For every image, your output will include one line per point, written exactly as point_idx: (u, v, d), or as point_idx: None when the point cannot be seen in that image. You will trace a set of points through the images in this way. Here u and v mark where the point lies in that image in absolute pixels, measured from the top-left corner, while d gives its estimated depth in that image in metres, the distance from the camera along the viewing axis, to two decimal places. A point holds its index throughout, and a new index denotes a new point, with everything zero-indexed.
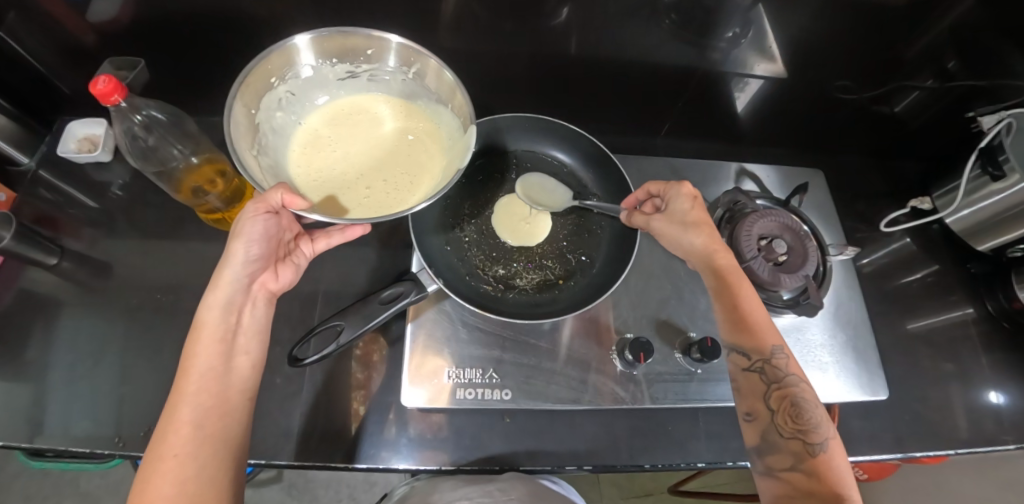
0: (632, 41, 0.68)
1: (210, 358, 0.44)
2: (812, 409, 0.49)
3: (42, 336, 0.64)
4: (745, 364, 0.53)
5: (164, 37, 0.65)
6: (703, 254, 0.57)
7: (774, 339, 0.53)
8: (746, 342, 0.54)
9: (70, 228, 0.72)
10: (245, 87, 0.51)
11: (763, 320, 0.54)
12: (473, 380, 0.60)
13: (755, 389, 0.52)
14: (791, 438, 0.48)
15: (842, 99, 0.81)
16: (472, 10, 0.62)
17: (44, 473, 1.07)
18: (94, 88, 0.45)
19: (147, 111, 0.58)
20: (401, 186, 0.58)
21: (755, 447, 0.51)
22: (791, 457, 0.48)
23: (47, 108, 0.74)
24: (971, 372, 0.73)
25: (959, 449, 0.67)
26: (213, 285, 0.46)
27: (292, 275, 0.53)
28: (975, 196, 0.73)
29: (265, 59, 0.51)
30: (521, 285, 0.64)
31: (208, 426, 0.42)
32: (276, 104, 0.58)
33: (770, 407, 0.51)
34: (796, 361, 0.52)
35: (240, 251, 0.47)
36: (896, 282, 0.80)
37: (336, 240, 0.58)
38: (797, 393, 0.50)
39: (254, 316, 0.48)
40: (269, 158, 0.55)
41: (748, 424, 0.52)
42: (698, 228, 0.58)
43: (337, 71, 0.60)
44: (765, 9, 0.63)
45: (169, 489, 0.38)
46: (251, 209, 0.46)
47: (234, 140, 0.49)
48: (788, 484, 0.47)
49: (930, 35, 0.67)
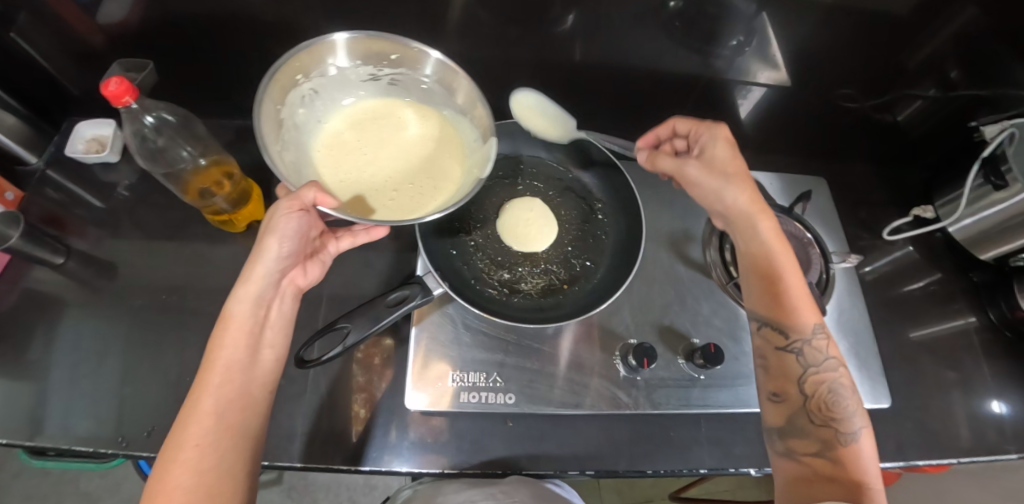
0: (636, 48, 0.68)
1: (236, 351, 0.44)
2: (845, 399, 0.51)
3: (47, 335, 0.65)
4: (781, 343, 0.54)
5: (173, 39, 0.65)
6: (744, 212, 0.56)
7: (815, 320, 0.54)
8: (788, 321, 0.54)
9: (76, 228, 0.72)
10: (272, 83, 0.52)
11: (803, 301, 0.55)
12: (476, 384, 0.60)
13: (789, 371, 0.53)
14: (821, 425, 0.50)
15: (846, 107, 0.81)
16: (479, 16, 0.62)
17: (44, 473, 1.07)
18: (105, 89, 0.45)
19: (157, 113, 0.59)
20: (425, 191, 0.59)
21: (776, 428, 0.52)
22: (817, 442, 0.49)
23: (56, 108, 0.74)
24: (974, 381, 0.73)
25: (962, 458, 0.67)
26: (245, 279, 0.46)
27: (318, 272, 0.54)
28: (978, 204, 0.73)
29: (293, 55, 0.52)
30: (526, 289, 0.65)
31: (229, 419, 0.42)
32: (299, 101, 0.58)
33: (802, 391, 0.52)
34: (835, 349, 0.54)
35: (273, 247, 0.46)
36: (898, 290, 0.80)
37: (360, 240, 0.58)
38: (834, 382, 0.52)
39: (280, 311, 0.49)
40: (291, 153, 0.56)
41: (774, 404, 0.53)
42: (738, 181, 0.55)
43: (360, 73, 0.61)
44: (769, 18, 0.64)
45: (189, 478, 0.39)
46: (285, 206, 0.45)
47: (260, 133, 0.49)
48: (808, 467, 0.48)
49: (933, 45, 0.67)
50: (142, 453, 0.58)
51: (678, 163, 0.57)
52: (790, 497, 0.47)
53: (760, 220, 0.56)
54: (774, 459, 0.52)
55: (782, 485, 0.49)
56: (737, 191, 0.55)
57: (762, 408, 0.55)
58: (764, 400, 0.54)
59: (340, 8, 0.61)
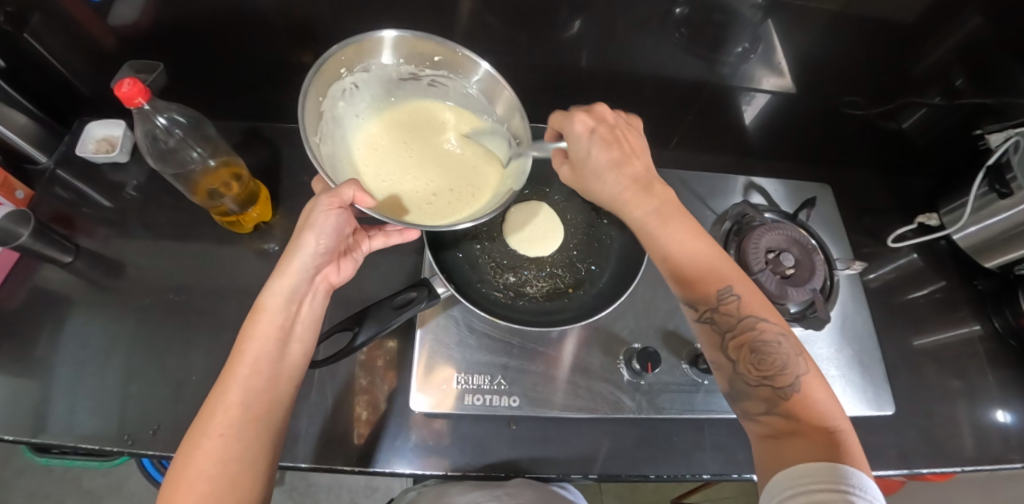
0: (642, 54, 0.69)
1: (266, 343, 0.45)
2: (777, 347, 0.46)
3: (55, 333, 0.65)
4: (694, 316, 0.50)
5: (183, 41, 0.66)
6: (619, 201, 0.53)
7: (720, 280, 0.49)
8: (687, 294, 0.50)
9: (85, 227, 0.73)
10: (318, 75, 0.52)
11: (702, 266, 0.50)
12: (480, 386, 0.61)
13: (712, 339, 0.49)
14: (760, 385, 0.46)
15: (852, 114, 0.81)
16: (487, 21, 0.63)
17: (47, 471, 1.08)
18: (119, 91, 0.46)
19: (169, 115, 0.60)
20: (461, 196, 0.60)
21: (730, 396, 0.49)
22: (765, 402, 0.46)
23: (67, 108, 0.75)
24: (978, 389, 0.73)
25: (966, 467, 0.67)
26: (281, 272, 0.47)
27: (350, 270, 0.55)
28: (983, 213, 0.73)
29: (342, 49, 0.52)
30: (531, 292, 0.65)
31: (254, 410, 0.42)
32: (339, 95, 0.58)
33: (731, 355, 0.48)
34: (749, 296, 0.48)
35: (310, 243, 0.47)
36: (902, 297, 0.80)
37: (392, 241, 0.60)
38: (756, 336, 0.47)
39: (311, 307, 0.49)
40: (328, 146, 0.55)
41: (718, 373, 0.51)
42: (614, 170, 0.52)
43: (401, 72, 0.61)
44: (774, 25, 0.64)
45: (211, 467, 0.38)
46: (325, 202, 0.46)
47: (303, 125, 0.49)
48: (766, 427, 0.45)
49: (937, 54, 0.68)
50: (147, 452, 0.58)
51: (562, 164, 0.56)
52: (758, 465, 0.43)
53: (631, 204, 0.53)
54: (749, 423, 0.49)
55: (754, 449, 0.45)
56: (618, 178, 0.52)
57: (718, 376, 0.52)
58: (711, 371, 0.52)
59: (350, 12, 0.61)
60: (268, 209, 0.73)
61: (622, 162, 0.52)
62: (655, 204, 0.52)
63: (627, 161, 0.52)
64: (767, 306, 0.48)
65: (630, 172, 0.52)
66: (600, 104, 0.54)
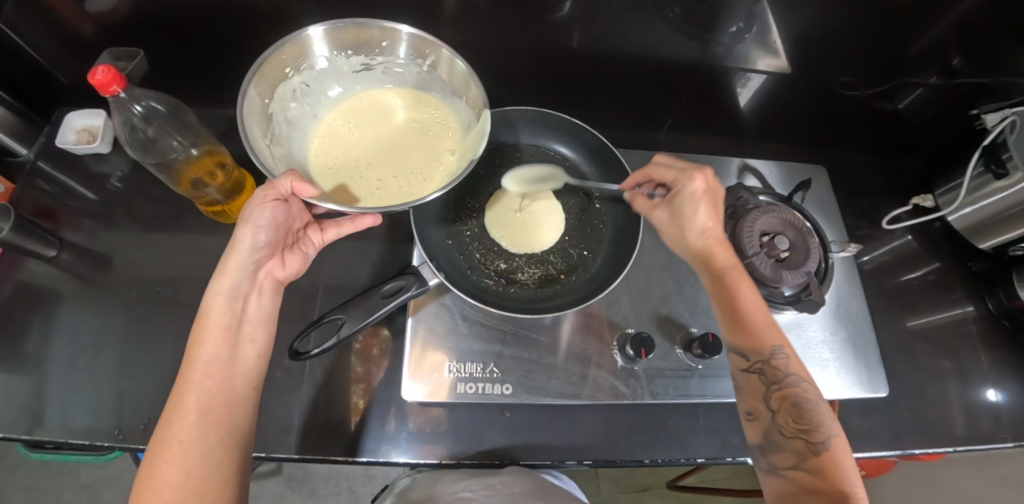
0: (634, 34, 0.68)
1: (215, 349, 0.45)
2: (817, 407, 0.50)
3: (41, 328, 0.64)
4: (745, 365, 0.54)
5: (162, 27, 0.64)
6: (700, 254, 0.58)
7: (777, 339, 0.53)
8: (746, 344, 0.54)
9: (69, 220, 0.71)
10: (259, 76, 0.51)
11: (763, 320, 0.55)
12: (472, 374, 0.60)
13: (756, 389, 0.52)
14: (794, 438, 0.49)
15: (847, 95, 0.81)
16: (474, 2, 0.61)
17: (43, 466, 1.07)
18: (92, 78, 0.44)
19: (147, 102, 0.57)
20: (413, 181, 0.58)
21: (757, 446, 0.52)
22: (795, 456, 0.48)
23: (45, 99, 0.73)
24: (970, 370, 0.73)
25: (958, 447, 0.67)
26: (221, 272, 0.47)
27: (298, 264, 0.54)
28: (978, 193, 0.73)
29: (280, 47, 0.51)
30: (522, 279, 0.64)
31: (214, 412, 0.43)
32: (290, 96, 0.58)
33: (770, 407, 0.51)
34: (798, 361, 0.53)
35: (247, 237, 0.47)
36: (895, 280, 0.80)
37: (346, 230, 0.57)
38: (799, 395, 0.51)
39: (260, 305, 0.49)
40: (281, 148, 0.55)
41: (750, 424, 0.52)
42: (700, 230, 0.58)
43: (351, 64, 0.60)
44: (768, 4, 0.63)
45: (176, 476, 0.39)
46: (260, 196, 0.47)
47: (246, 127, 0.49)
48: (791, 482, 0.47)
49: (936, 31, 0.67)
50: (139, 445, 0.58)
51: (654, 210, 0.61)
52: None
53: (718, 253, 0.58)
54: (764, 478, 0.51)
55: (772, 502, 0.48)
56: (704, 236, 0.58)
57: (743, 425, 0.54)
58: (742, 421, 0.53)
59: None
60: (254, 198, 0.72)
61: (710, 229, 0.58)
62: (735, 261, 0.58)
63: (710, 226, 0.58)
64: (810, 374, 0.52)
65: (716, 235, 0.58)
66: (709, 169, 0.58)
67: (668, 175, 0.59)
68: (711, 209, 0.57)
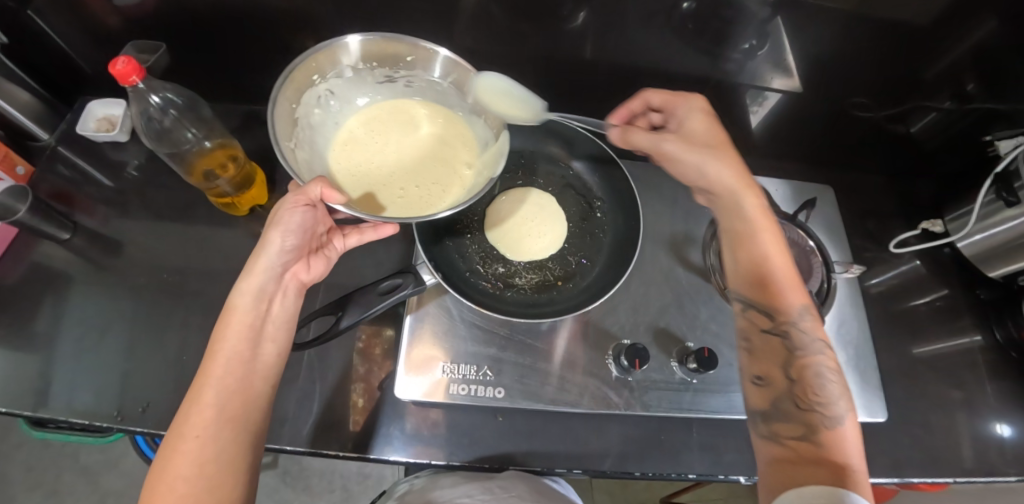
0: (646, 47, 0.68)
1: (237, 345, 0.45)
2: (833, 383, 0.49)
3: (51, 309, 0.66)
4: (766, 325, 0.52)
5: (184, 22, 0.66)
6: (724, 186, 0.56)
7: (802, 302, 0.52)
8: (770, 300, 0.52)
9: (84, 205, 0.73)
10: (287, 83, 0.52)
11: (789, 278, 0.53)
12: (467, 376, 0.60)
13: (773, 353, 0.51)
14: (805, 408, 0.47)
15: (859, 116, 0.80)
16: (487, 10, 0.62)
17: (45, 445, 1.09)
18: (113, 68, 0.45)
19: (164, 93, 0.59)
20: (432, 192, 0.60)
21: (760, 413, 0.50)
22: (802, 426, 0.47)
23: (70, 86, 0.75)
24: (976, 400, 0.72)
25: (959, 478, 0.66)
26: (249, 271, 0.47)
27: (322, 268, 0.55)
28: (988, 221, 0.72)
29: (311, 56, 0.52)
30: (520, 283, 0.65)
31: (230, 410, 0.43)
32: (314, 102, 0.59)
33: (787, 375, 0.50)
34: (821, 331, 0.52)
35: (276, 240, 0.48)
36: (902, 305, 0.78)
37: (367, 237, 0.60)
38: (820, 367, 0.50)
39: (282, 306, 0.50)
40: (305, 152, 0.56)
41: (759, 389, 0.51)
42: (717, 154, 0.56)
43: (375, 75, 0.61)
44: (782, 22, 0.63)
45: (188, 469, 0.40)
46: (291, 200, 0.47)
47: (275, 132, 0.50)
48: (790, 450, 0.45)
49: (951, 56, 0.66)
50: (137, 428, 0.59)
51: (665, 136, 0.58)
52: (769, 481, 0.44)
53: (743, 189, 0.55)
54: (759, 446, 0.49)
55: (762, 467, 0.46)
56: (727, 165, 0.56)
57: (746, 392, 0.53)
58: (748, 384, 0.52)
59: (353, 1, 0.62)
60: (264, 192, 0.73)
61: (724, 151, 0.57)
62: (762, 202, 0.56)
63: (722, 149, 0.57)
64: (831, 348, 0.51)
65: (736, 167, 0.56)
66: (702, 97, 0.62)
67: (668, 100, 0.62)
68: (715, 129, 0.59)
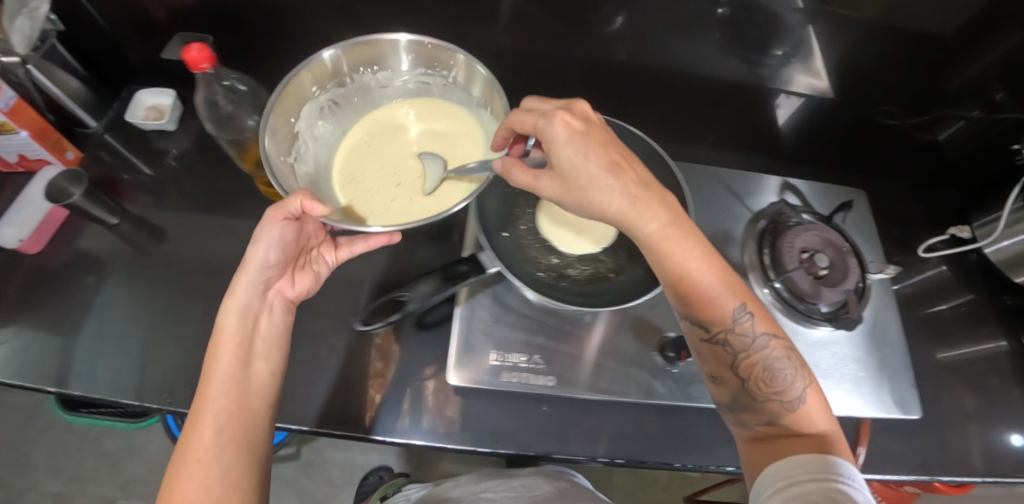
0: (681, 51, 0.71)
1: (228, 366, 0.45)
2: (785, 366, 0.46)
3: (101, 291, 0.67)
4: (705, 335, 0.48)
5: (239, 15, 0.68)
6: (622, 218, 0.46)
7: (736, 303, 0.47)
8: (702, 315, 0.47)
9: (131, 191, 0.75)
10: (284, 98, 0.55)
11: (715, 287, 0.47)
12: (517, 364, 0.62)
13: (720, 358, 0.48)
14: (763, 400, 0.46)
15: (886, 124, 0.83)
16: (529, 10, 0.65)
17: (69, 431, 1.10)
18: (187, 54, 0.47)
19: (230, 80, 0.61)
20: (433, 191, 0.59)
21: (726, 405, 0.50)
22: (765, 415, 0.46)
23: (119, 76, 0.77)
24: (1002, 403, 0.73)
25: (986, 477, 0.67)
26: (232, 291, 0.48)
27: (308, 283, 0.54)
28: (1016, 227, 0.74)
29: (302, 70, 0.55)
30: (574, 274, 0.66)
31: (229, 430, 0.43)
32: (316, 114, 0.62)
33: (738, 374, 0.48)
34: (762, 319, 0.47)
35: (257, 257, 0.47)
36: (928, 308, 0.80)
37: (358, 250, 0.58)
38: (768, 359, 0.47)
39: (270, 323, 0.50)
40: (306, 167, 0.59)
41: (717, 386, 0.50)
42: (609, 181, 0.45)
43: (378, 78, 0.64)
44: (812, 29, 0.67)
45: (196, 493, 0.39)
46: (269, 215, 0.46)
47: (268, 145, 0.53)
48: (762, 436, 0.45)
49: (976, 67, 0.70)
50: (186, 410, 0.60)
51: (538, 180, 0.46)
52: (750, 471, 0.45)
53: (637, 216, 0.46)
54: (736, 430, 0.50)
55: (744, 453, 0.47)
56: (625, 182, 0.46)
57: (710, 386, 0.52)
58: (707, 383, 0.51)
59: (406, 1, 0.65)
60: None
61: (618, 170, 0.46)
62: (666, 216, 0.47)
63: (621, 170, 0.46)
64: (777, 328, 0.48)
65: (628, 183, 0.46)
66: (581, 101, 0.48)
67: (528, 122, 0.46)
68: (595, 150, 0.45)
